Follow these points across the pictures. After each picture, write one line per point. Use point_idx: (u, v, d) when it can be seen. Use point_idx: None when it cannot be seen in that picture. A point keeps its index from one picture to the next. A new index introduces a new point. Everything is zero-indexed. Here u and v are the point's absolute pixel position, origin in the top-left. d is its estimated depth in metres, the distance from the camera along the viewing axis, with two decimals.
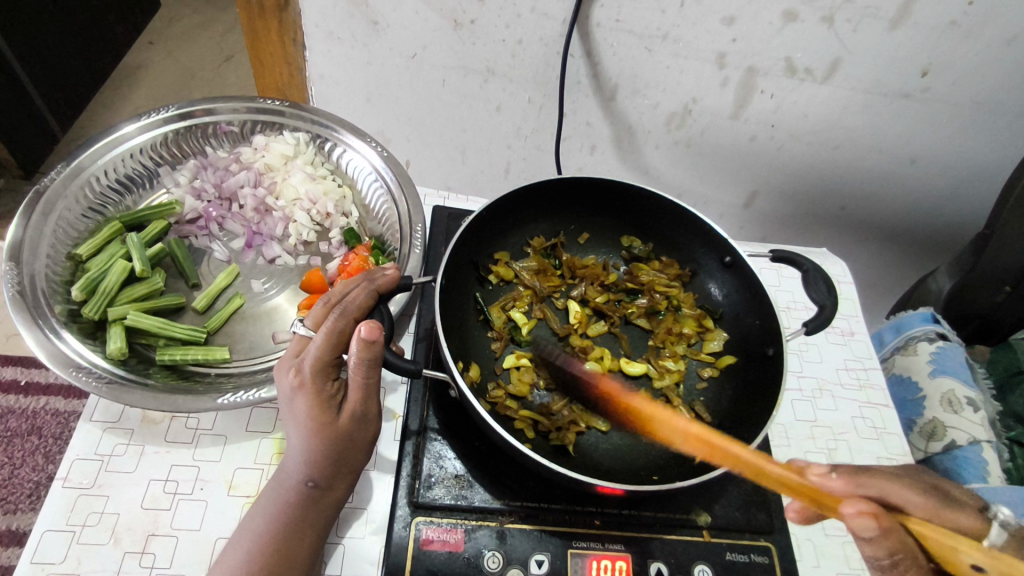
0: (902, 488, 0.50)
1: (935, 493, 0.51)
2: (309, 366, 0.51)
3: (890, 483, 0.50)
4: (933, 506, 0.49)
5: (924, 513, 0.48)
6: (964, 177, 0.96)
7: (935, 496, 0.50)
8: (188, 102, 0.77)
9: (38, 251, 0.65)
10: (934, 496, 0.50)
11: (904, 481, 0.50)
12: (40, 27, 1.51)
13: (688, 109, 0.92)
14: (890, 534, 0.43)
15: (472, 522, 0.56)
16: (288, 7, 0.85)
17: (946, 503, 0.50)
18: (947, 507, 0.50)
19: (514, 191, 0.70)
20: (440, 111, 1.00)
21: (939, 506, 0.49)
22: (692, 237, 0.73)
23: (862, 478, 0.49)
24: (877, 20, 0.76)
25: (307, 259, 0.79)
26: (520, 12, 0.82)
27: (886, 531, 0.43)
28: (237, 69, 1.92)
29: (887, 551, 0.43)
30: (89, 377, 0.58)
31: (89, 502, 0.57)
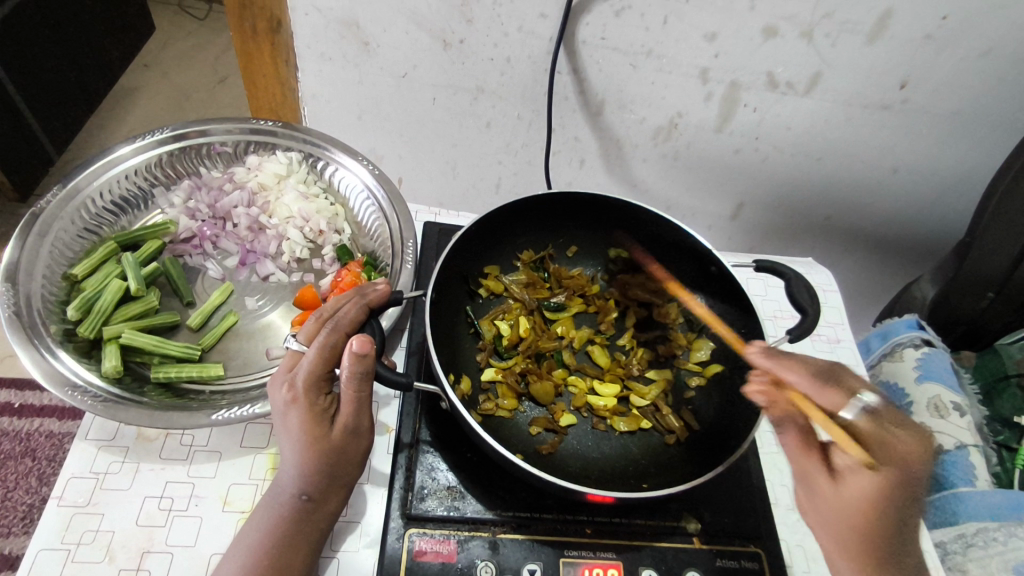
0: (803, 368, 0.56)
1: (826, 373, 0.56)
2: (301, 381, 0.51)
3: (801, 366, 0.57)
4: (819, 385, 0.55)
5: (812, 390, 0.55)
6: (945, 186, 0.99)
7: (827, 378, 0.56)
8: (181, 124, 0.78)
9: (34, 271, 0.66)
10: (825, 378, 0.55)
11: (809, 367, 0.57)
12: (38, 54, 1.54)
13: (674, 123, 0.95)
14: (775, 405, 0.57)
15: (465, 532, 0.56)
16: (280, 29, 0.88)
17: (831, 383, 0.55)
18: (832, 386, 0.55)
19: (503, 207, 0.71)
20: (431, 129, 1.02)
21: (823, 385, 0.55)
22: (678, 249, 0.73)
23: (782, 360, 0.58)
24: (855, 34, 0.78)
25: (300, 276, 0.80)
26: (507, 31, 0.84)
27: (773, 403, 0.57)
28: (232, 90, 1.96)
29: (774, 418, 0.57)
30: (84, 396, 0.59)
31: (83, 520, 0.58)
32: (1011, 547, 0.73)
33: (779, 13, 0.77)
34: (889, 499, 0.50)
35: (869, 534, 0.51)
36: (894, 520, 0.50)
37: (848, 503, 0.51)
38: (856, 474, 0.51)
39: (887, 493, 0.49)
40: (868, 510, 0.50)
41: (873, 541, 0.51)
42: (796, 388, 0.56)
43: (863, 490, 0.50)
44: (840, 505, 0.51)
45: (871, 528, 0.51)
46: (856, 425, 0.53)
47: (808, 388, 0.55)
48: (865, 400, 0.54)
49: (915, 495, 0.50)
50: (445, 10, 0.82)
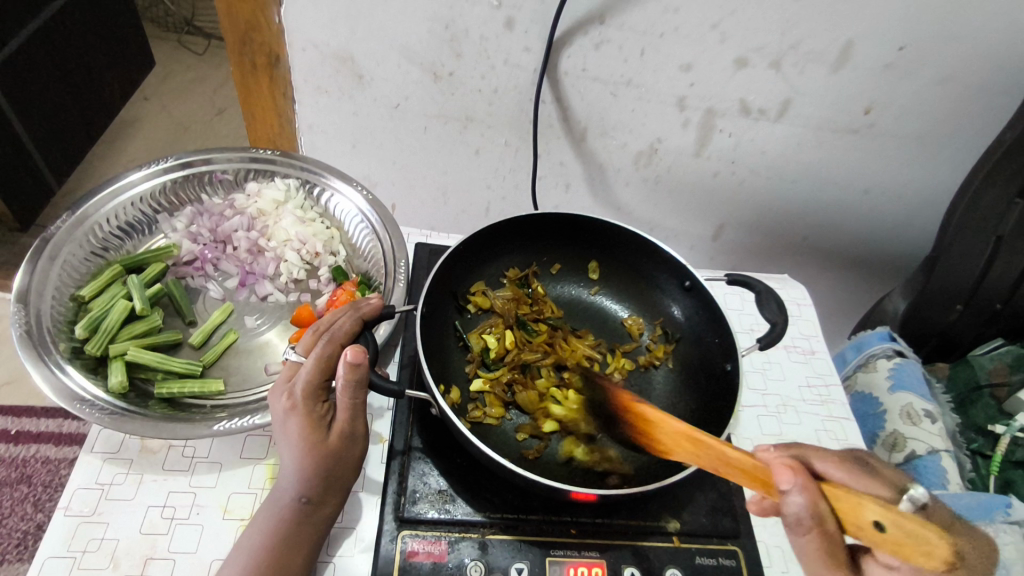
0: (839, 462, 0.52)
1: (858, 464, 0.53)
2: (300, 390, 0.55)
3: (835, 457, 0.53)
4: (862, 477, 0.52)
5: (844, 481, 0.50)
6: (912, 205, 1.04)
7: (863, 472, 0.52)
8: (187, 153, 0.83)
9: (44, 292, 0.69)
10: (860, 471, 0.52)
11: (845, 461, 0.53)
12: (44, 89, 1.60)
13: (654, 148, 1.00)
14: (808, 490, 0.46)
15: (456, 534, 0.59)
16: (278, 64, 0.94)
17: (867, 476, 0.52)
18: (873, 479, 0.52)
19: (490, 226, 0.75)
20: (423, 156, 1.07)
21: (858, 474, 0.52)
22: (655, 265, 0.78)
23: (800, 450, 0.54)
24: (820, 64, 0.84)
25: (296, 296, 0.83)
26: (495, 64, 0.90)
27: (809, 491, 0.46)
28: (229, 121, 2.03)
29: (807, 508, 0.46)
30: (92, 409, 0.62)
31: (89, 529, 0.60)
32: None
33: (748, 44, 0.83)
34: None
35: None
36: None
37: None
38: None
39: None
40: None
41: None
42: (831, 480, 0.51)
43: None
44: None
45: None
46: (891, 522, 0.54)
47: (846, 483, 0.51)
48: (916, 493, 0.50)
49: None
50: (435, 45, 0.88)
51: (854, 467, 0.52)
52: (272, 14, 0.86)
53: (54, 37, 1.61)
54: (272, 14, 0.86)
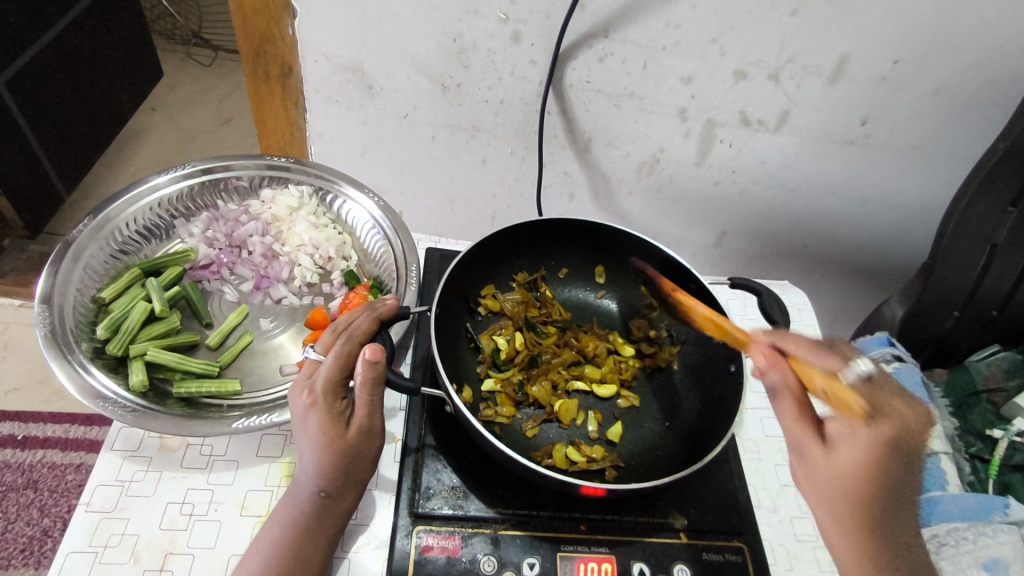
0: (802, 340, 0.60)
1: (826, 343, 0.60)
2: (320, 386, 0.56)
3: (802, 339, 0.60)
4: (823, 351, 0.58)
5: (812, 356, 0.58)
6: (907, 213, 1.07)
7: (827, 347, 0.59)
8: (206, 160, 0.85)
9: (67, 294, 0.71)
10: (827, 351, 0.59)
11: (814, 343, 0.59)
12: (56, 99, 1.63)
13: (656, 158, 1.03)
14: (779, 366, 0.59)
15: (468, 529, 0.60)
16: (290, 75, 0.96)
17: (831, 350, 0.59)
18: (834, 354, 0.59)
19: (499, 231, 0.77)
20: (430, 165, 1.09)
21: (820, 351, 0.58)
22: (660, 269, 0.80)
23: (782, 332, 0.61)
24: (816, 77, 0.87)
25: (310, 299, 0.85)
26: (501, 76, 0.93)
27: (776, 364, 0.59)
28: (235, 132, 2.06)
29: (773, 377, 0.59)
30: (116, 407, 0.64)
31: (110, 525, 0.62)
32: (981, 545, 0.78)
33: (746, 58, 0.86)
34: (882, 465, 0.53)
35: (860, 501, 0.54)
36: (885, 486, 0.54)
37: (840, 469, 0.54)
38: (852, 438, 0.55)
39: (874, 453, 0.53)
40: (863, 473, 0.53)
41: (865, 505, 0.54)
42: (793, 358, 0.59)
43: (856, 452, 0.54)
44: (830, 468, 0.55)
45: (863, 487, 0.54)
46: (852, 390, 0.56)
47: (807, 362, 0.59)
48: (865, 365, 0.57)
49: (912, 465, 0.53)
50: (444, 57, 0.91)
51: (820, 342, 0.60)
52: (286, 26, 0.89)
53: (67, 49, 1.64)
54: (286, 26, 0.89)
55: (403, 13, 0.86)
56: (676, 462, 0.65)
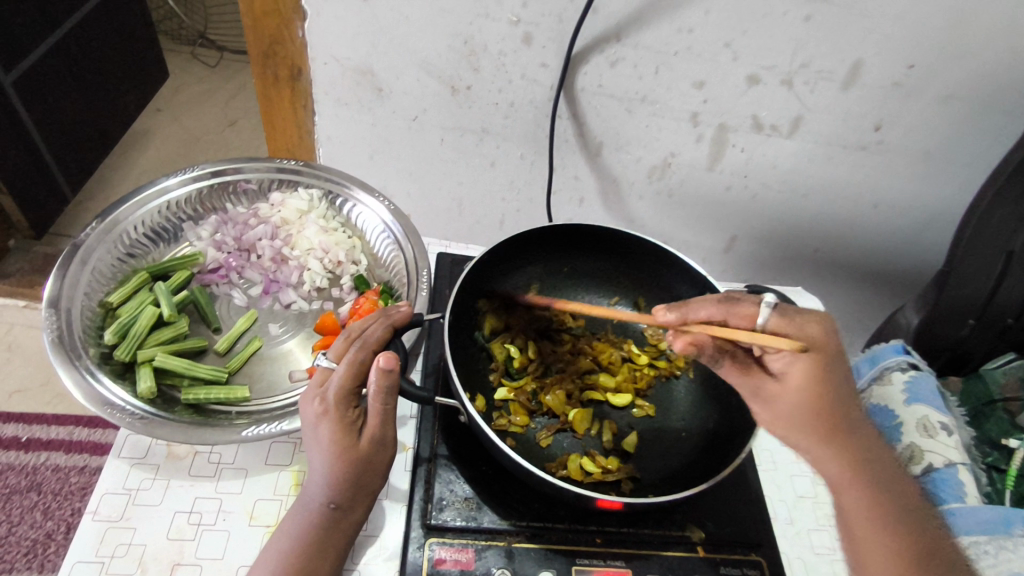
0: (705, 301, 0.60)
1: (725, 298, 0.61)
2: (332, 395, 0.55)
3: (701, 300, 0.61)
4: (724, 306, 0.60)
5: (722, 314, 0.60)
6: (921, 219, 1.05)
7: (726, 300, 0.60)
8: (216, 163, 0.84)
9: (75, 298, 0.70)
10: (728, 305, 0.60)
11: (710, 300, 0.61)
12: (61, 100, 1.63)
13: (667, 162, 1.01)
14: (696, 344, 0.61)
15: (482, 542, 0.59)
16: (299, 77, 0.95)
17: (731, 300, 0.60)
18: (736, 300, 0.60)
19: (513, 237, 0.76)
20: (439, 168, 1.08)
21: (727, 305, 0.60)
22: (677, 276, 0.78)
23: (685, 304, 0.61)
24: (830, 82, 0.86)
25: (320, 304, 0.84)
26: (512, 79, 0.91)
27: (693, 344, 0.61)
28: (239, 133, 2.06)
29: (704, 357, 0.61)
30: (123, 414, 0.63)
31: (117, 534, 0.61)
32: (1003, 559, 0.77)
33: (760, 63, 0.85)
34: (826, 382, 0.58)
35: (826, 414, 0.58)
36: (836, 399, 0.58)
37: (796, 398, 0.59)
38: (790, 365, 0.59)
39: (811, 372, 0.58)
40: (814, 395, 0.58)
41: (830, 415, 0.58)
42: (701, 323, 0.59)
43: (801, 378, 0.59)
44: (791, 400, 0.59)
45: (821, 405, 0.58)
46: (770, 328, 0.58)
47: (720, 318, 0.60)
48: (769, 300, 0.60)
49: (838, 364, 0.58)
50: (454, 60, 0.90)
51: (715, 298, 0.61)
52: (296, 29, 0.88)
53: (73, 50, 1.64)
54: (296, 29, 0.88)
55: (413, 16, 0.85)
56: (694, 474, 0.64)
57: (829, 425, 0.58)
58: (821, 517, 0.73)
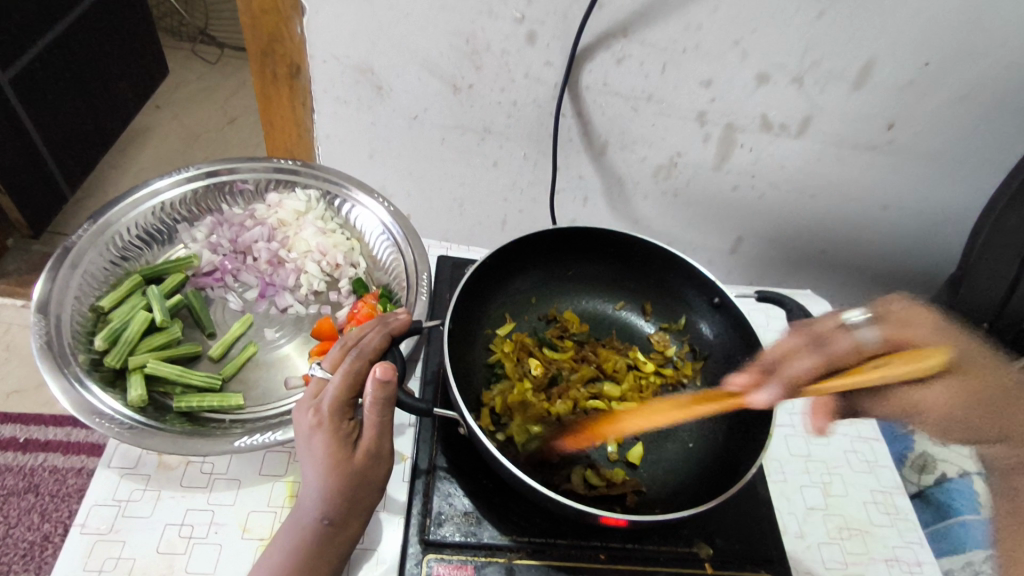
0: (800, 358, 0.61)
1: (817, 342, 0.62)
2: (327, 407, 0.53)
3: (800, 355, 0.61)
4: (822, 355, 0.61)
5: (829, 363, 0.60)
6: (934, 220, 1.02)
7: (817, 346, 0.62)
8: (210, 163, 0.82)
9: (64, 303, 0.68)
10: (820, 347, 0.62)
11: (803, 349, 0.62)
12: (60, 98, 1.61)
13: (673, 162, 0.99)
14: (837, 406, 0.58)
15: (482, 558, 0.57)
16: (298, 76, 0.93)
17: (826, 344, 0.62)
18: (829, 338, 0.62)
19: (515, 241, 0.74)
20: (440, 168, 1.06)
21: (826, 351, 0.61)
22: (684, 281, 0.76)
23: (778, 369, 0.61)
24: (841, 81, 0.83)
25: (317, 308, 0.82)
26: (515, 77, 0.89)
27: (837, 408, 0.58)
28: (240, 131, 2.04)
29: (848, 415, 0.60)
30: (112, 424, 0.61)
31: (106, 547, 0.59)
32: None
33: (769, 61, 0.82)
34: (966, 378, 0.58)
35: (986, 400, 0.58)
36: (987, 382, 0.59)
37: (952, 406, 0.58)
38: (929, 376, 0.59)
39: (944, 377, 0.58)
40: (963, 392, 0.58)
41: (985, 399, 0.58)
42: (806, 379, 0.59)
43: (941, 384, 0.59)
44: (949, 408, 0.59)
45: (976, 398, 0.58)
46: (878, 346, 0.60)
47: (823, 366, 0.60)
48: (853, 321, 0.62)
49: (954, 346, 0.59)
50: (456, 58, 0.88)
51: (812, 347, 0.62)
52: (294, 26, 0.86)
53: (71, 47, 1.62)
54: (294, 26, 0.86)
55: (414, 13, 0.83)
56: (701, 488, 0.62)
57: (1002, 409, 0.59)
58: (831, 530, 0.72)
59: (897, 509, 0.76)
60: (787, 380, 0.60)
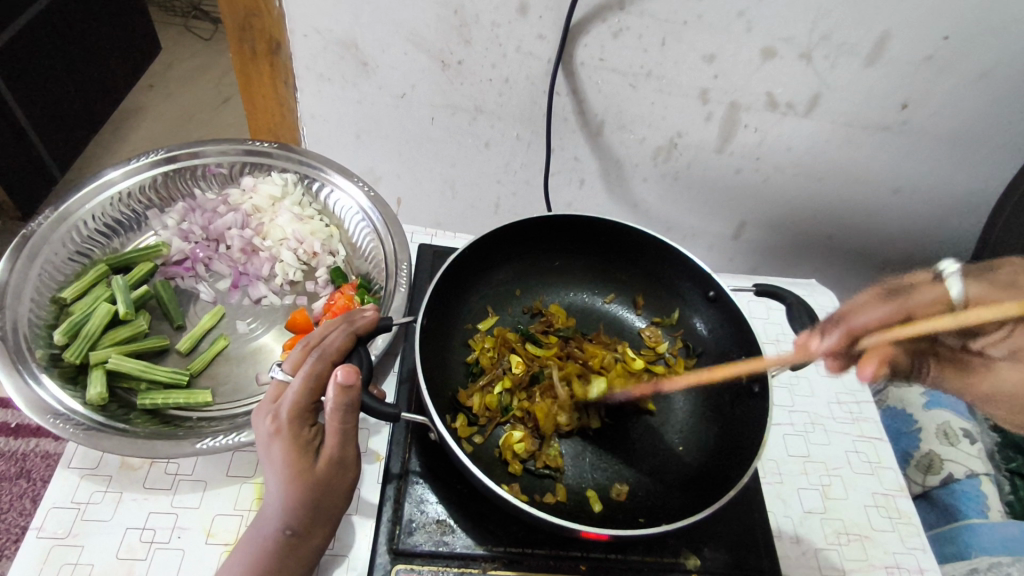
0: (872, 311, 0.58)
1: (893, 291, 0.61)
2: (286, 413, 0.49)
3: (870, 308, 0.59)
4: (898, 306, 0.58)
5: (900, 311, 0.58)
6: (950, 205, 0.97)
7: (898, 295, 0.60)
8: (177, 146, 0.78)
9: (22, 295, 0.65)
10: (899, 295, 0.60)
11: (872, 302, 0.60)
12: (45, 75, 1.56)
13: (673, 143, 0.94)
14: (878, 353, 0.59)
15: (454, 569, 0.54)
16: (279, 51, 0.88)
17: (907, 294, 0.60)
18: (913, 291, 0.60)
19: (497, 230, 0.69)
20: (430, 149, 1.01)
21: (902, 301, 0.59)
22: (677, 273, 0.71)
23: (845, 325, 0.59)
24: (853, 56, 0.77)
25: (292, 298, 0.78)
26: (506, 53, 0.84)
27: (880, 353, 0.59)
28: (235, 110, 1.99)
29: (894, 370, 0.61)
30: (67, 424, 0.58)
31: (63, 552, 0.56)
32: None
33: (777, 34, 0.76)
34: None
35: None
36: None
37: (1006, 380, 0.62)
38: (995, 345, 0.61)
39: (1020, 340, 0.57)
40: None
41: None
42: (880, 327, 0.58)
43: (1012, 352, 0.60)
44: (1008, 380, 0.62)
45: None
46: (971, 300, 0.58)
47: (901, 315, 0.58)
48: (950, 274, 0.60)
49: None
50: (444, 32, 0.82)
51: (886, 299, 0.59)
52: None
53: (56, 24, 1.56)
54: None
55: None
56: (685, 497, 0.59)
57: None
58: (829, 535, 0.69)
59: (900, 512, 0.72)
60: (854, 330, 0.59)
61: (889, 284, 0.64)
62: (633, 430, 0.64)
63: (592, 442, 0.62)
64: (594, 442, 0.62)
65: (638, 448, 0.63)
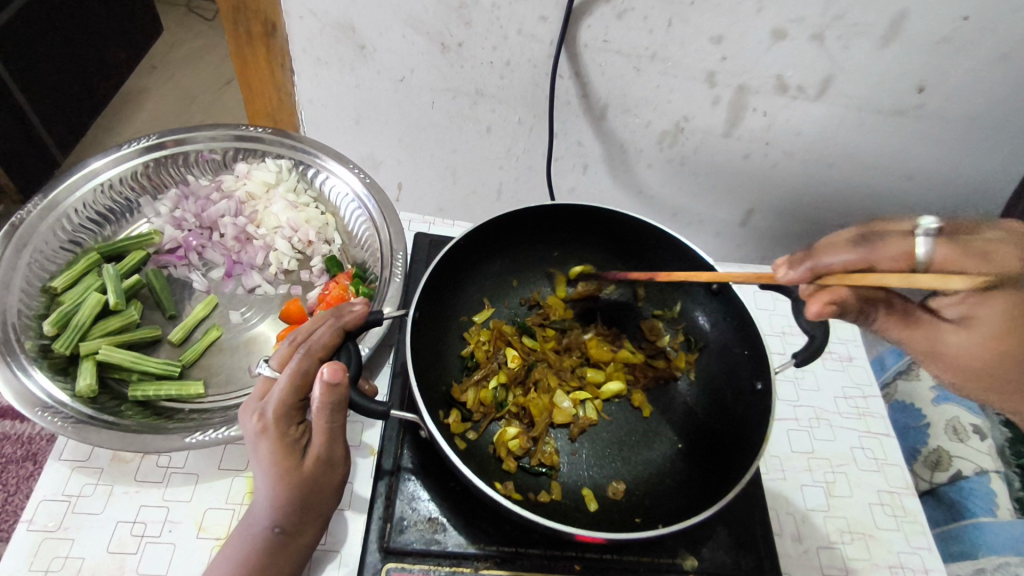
0: (834, 251, 0.51)
1: (863, 237, 0.51)
2: (272, 411, 0.48)
3: (837, 247, 0.51)
4: (862, 252, 0.50)
5: (857, 258, 0.50)
6: (967, 192, 0.93)
7: (864, 240, 0.51)
8: (168, 131, 0.76)
9: (10, 285, 0.64)
10: (869, 241, 0.51)
11: (841, 244, 0.52)
12: (44, 56, 1.54)
13: (680, 128, 0.90)
14: (826, 294, 0.52)
15: (446, 568, 0.53)
16: (275, 34, 0.86)
17: (873, 241, 0.51)
18: (882, 240, 0.51)
19: (494, 219, 0.67)
20: (430, 133, 0.99)
21: (869, 248, 0.50)
22: (679, 264, 0.69)
23: (806, 257, 0.53)
24: (868, 38, 0.74)
25: (287, 288, 0.77)
26: (506, 34, 0.81)
27: (829, 292, 0.52)
28: (238, 92, 1.96)
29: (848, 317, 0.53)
30: (55, 417, 0.57)
31: (54, 546, 0.56)
32: None
33: (788, 15, 0.73)
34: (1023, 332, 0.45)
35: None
36: None
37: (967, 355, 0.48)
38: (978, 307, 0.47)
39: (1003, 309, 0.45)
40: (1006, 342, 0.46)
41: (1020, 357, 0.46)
42: (840, 273, 0.50)
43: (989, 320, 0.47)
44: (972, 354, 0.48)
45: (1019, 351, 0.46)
46: (936, 263, 0.48)
47: (863, 265, 0.50)
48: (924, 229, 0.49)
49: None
50: (442, 13, 0.79)
51: (853, 244, 0.51)
52: None
53: (55, 4, 1.54)
54: None
55: None
56: (676, 501, 0.57)
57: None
58: (832, 533, 0.67)
59: (905, 511, 0.70)
60: (819, 269, 0.51)
61: (869, 228, 0.54)
62: (633, 426, 0.63)
63: (589, 438, 0.61)
64: (591, 438, 0.61)
65: (638, 444, 0.61)
